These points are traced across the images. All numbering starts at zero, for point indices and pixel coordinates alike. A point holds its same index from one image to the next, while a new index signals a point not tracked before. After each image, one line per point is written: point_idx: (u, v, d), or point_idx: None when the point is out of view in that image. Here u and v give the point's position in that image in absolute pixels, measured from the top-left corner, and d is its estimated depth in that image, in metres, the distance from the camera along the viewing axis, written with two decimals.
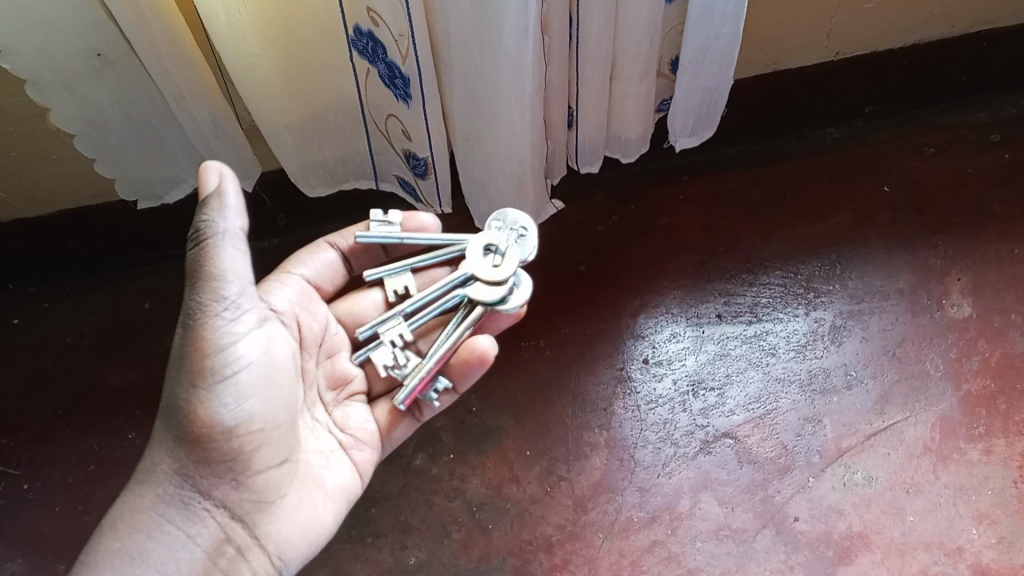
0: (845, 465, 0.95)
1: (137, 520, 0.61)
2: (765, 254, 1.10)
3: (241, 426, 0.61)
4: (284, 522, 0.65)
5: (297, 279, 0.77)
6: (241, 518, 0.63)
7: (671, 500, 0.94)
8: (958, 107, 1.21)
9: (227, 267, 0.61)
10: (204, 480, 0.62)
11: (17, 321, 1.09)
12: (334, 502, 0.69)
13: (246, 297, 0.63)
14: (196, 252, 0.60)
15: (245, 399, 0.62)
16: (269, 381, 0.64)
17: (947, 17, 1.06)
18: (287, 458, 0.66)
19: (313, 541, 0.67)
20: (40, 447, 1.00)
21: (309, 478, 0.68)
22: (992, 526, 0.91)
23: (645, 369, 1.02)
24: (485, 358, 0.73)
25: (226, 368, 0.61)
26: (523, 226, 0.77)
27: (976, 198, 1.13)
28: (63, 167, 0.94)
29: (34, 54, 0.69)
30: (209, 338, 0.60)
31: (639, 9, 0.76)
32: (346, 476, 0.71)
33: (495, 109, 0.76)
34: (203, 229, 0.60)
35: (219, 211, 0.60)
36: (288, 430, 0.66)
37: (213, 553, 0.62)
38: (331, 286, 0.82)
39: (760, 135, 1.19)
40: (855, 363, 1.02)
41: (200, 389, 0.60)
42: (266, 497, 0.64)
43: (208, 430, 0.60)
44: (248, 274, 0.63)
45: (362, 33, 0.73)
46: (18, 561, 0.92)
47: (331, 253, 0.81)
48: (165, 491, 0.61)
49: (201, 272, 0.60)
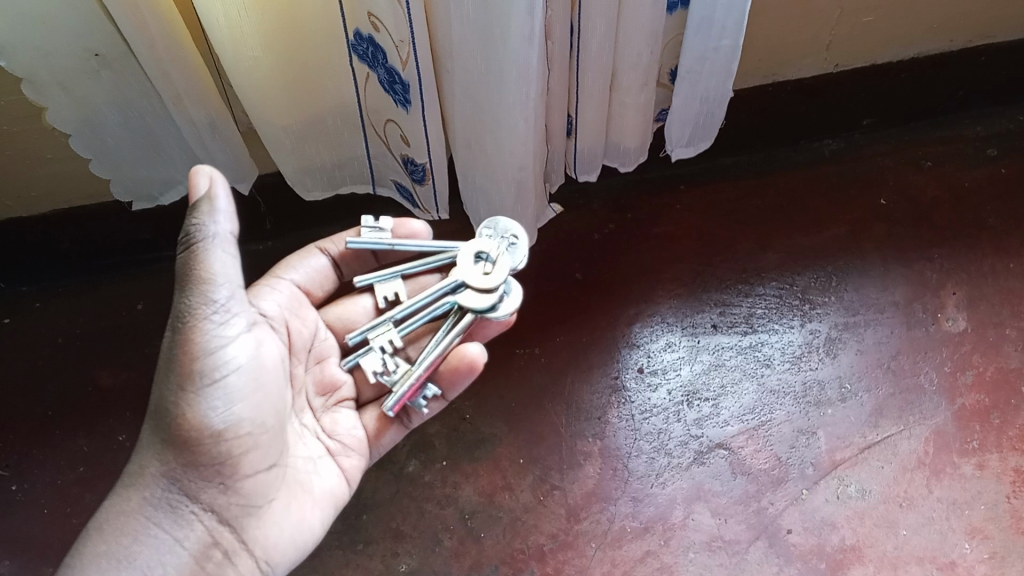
0: (839, 478, 0.95)
1: (123, 523, 0.60)
2: (761, 265, 1.11)
3: (230, 429, 0.60)
4: (272, 527, 0.64)
5: (287, 284, 0.77)
6: (229, 521, 0.63)
7: (664, 511, 0.93)
8: (955, 121, 1.21)
9: (218, 270, 0.60)
10: (192, 484, 0.61)
11: (8, 321, 1.08)
12: (322, 508, 0.69)
13: (237, 300, 0.62)
14: (186, 256, 0.60)
15: (234, 403, 0.61)
16: (260, 385, 0.64)
17: (946, 32, 1.06)
18: (277, 462, 0.65)
19: (301, 546, 0.67)
20: (29, 448, 0.99)
21: (297, 484, 0.67)
22: (985, 541, 0.90)
23: (640, 378, 1.02)
24: (474, 365, 0.72)
25: (215, 371, 0.60)
26: (514, 234, 0.78)
27: (972, 212, 1.13)
28: (58, 167, 0.93)
29: (32, 54, 0.68)
30: (198, 342, 0.60)
31: (640, 18, 0.76)
32: (333, 481, 0.71)
33: (495, 115, 0.75)
34: (194, 233, 0.60)
35: (211, 215, 0.60)
36: (278, 434, 0.65)
37: (200, 556, 0.61)
38: (322, 291, 0.81)
39: (757, 145, 1.19)
40: (850, 375, 1.01)
41: (188, 392, 0.59)
42: (254, 501, 0.63)
43: (197, 432, 0.60)
44: (239, 278, 0.62)
45: (362, 38, 0.73)
46: (4, 564, 0.92)
47: (322, 258, 0.80)
48: (152, 494, 0.61)
49: (191, 275, 0.60)
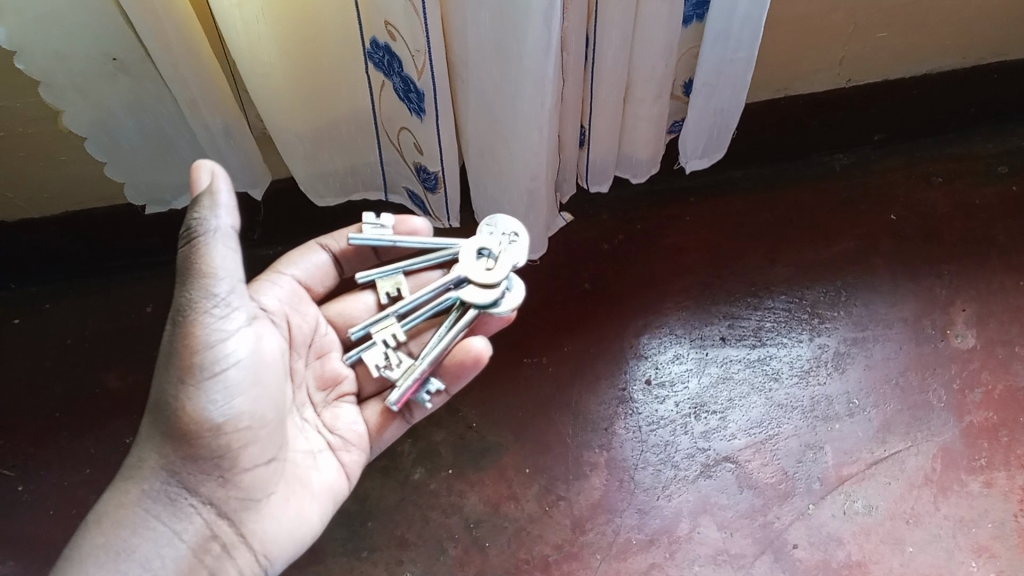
0: (845, 493, 0.94)
1: (122, 516, 0.60)
2: (770, 279, 1.10)
3: (229, 423, 0.60)
4: (270, 521, 0.64)
5: (287, 280, 0.77)
6: (228, 515, 0.62)
7: (669, 523, 0.93)
8: (966, 138, 1.21)
9: (218, 265, 0.60)
10: (191, 477, 0.61)
11: (17, 321, 1.08)
12: (320, 503, 0.69)
13: (238, 294, 0.62)
14: (187, 250, 0.59)
15: (233, 397, 0.61)
16: (259, 379, 0.63)
17: (960, 49, 1.07)
18: (275, 456, 0.65)
19: (299, 540, 0.66)
20: (35, 449, 0.99)
21: (295, 478, 0.67)
22: (991, 559, 0.90)
23: (647, 390, 1.02)
24: (480, 359, 0.73)
25: (215, 365, 0.60)
26: (515, 231, 0.77)
27: (982, 228, 1.13)
28: (70, 168, 0.93)
29: (51, 58, 0.69)
30: (199, 335, 0.59)
31: (656, 30, 0.76)
32: (332, 476, 0.70)
33: (509, 125, 0.76)
34: (195, 227, 0.59)
35: (213, 209, 0.60)
36: (277, 428, 0.65)
37: (198, 550, 0.61)
38: (322, 287, 0.81)
39: (768, 159, 1.19)
40: (857, 390, 1.01)
41: (188, 385, 0.59)
42: (253, 495, 0.63)
43: (196, 425, 0.60)
44: (240, 272, 0.62)
45: (378, 46, 0.74)
46: (9, 564, 0.91)
47: (322, 255, 0.80)
48: (151, 487, 0.61)
49: (192, 269, 0.59)
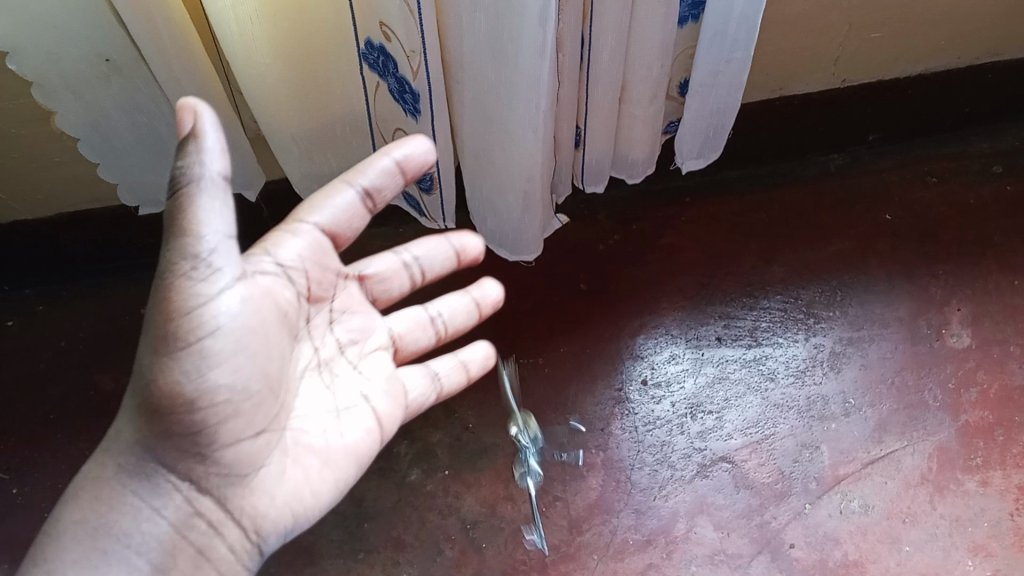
0: (841, 493, 0.94)
1: (97, 490, 0.57)
2: (766, 279, 1.10)
3: (205, 398, 0.54)
4: (260, 496, 0.59)
5: (311, 230, 0.65)
6: (210, 492, 0.58)
7: (667, 523, 0.93)
8: (961, 138, 1.22)
9: (205, 221, 0.51)
10: (168, 454, 0.56)
11: (12, 323, 1.08)
12: (332, 469, 0.63)
13: (224, 254, 0.53)
14: (172, 201, 0.51)
15: (211, 370, 0.54)
16: (245, 350, 0.56)
17: (954, 49, 1.07)
18: (266, 428, 0.59)
19: (298, 514, 0.61)
20: (31, 451, 0.98)
21: (296, 448, 0.62)
22: (988, 558, 0.90)
23: (643, 390, 1.02)
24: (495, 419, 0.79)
25: (193, 334, 0.53)
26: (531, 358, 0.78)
27: (977, 228, 1.13)
28: (65, 169, 0.93)
29: (43, 57, 0.68)
30: (177, 300, 0.52)
31: (651, 30, 0.76)
32: (357, 436, 0.65)
33: (505, 125, 0.75)
34: (180, 176, 0.50)
35: (198, 155, 0.50)
36: (266, 401, 0.59)
37: (181, 526, 0.57)
38: (351, 231, 0.68)
39: (764, 159, 1.19)
40: (853, 390, 1.01)
41: (163, 354, 0.53)
42: (237, 471, 0.58)
43: (169, 399, 0.53)
44: (231, 228, 0.53)
45: (373, 47, 0.73)
46: (4, 567, 0.91)
47: (349, 194, 0.66)
48: (127, 462, 0.57)
49: (175, 224, 0.51)
